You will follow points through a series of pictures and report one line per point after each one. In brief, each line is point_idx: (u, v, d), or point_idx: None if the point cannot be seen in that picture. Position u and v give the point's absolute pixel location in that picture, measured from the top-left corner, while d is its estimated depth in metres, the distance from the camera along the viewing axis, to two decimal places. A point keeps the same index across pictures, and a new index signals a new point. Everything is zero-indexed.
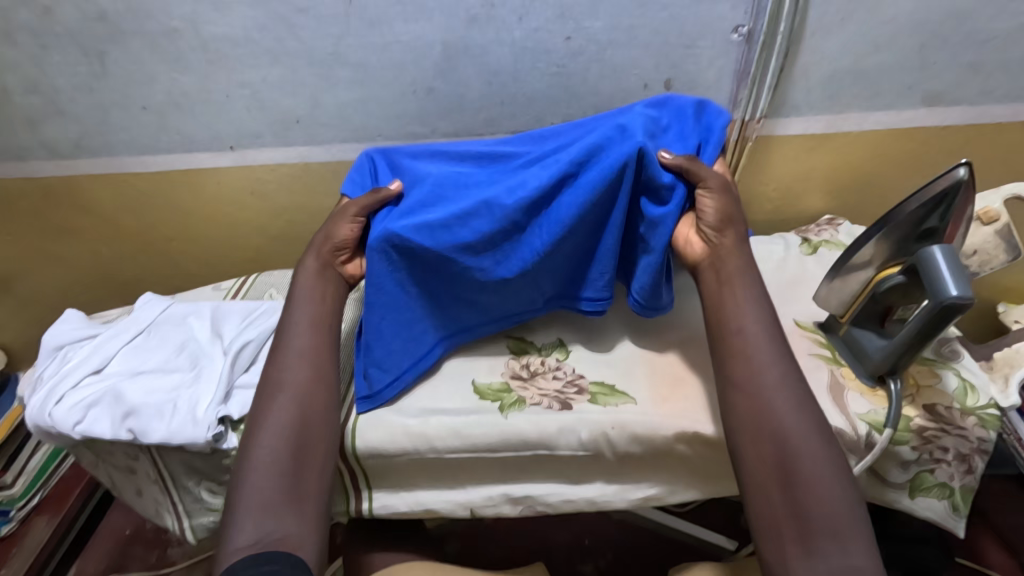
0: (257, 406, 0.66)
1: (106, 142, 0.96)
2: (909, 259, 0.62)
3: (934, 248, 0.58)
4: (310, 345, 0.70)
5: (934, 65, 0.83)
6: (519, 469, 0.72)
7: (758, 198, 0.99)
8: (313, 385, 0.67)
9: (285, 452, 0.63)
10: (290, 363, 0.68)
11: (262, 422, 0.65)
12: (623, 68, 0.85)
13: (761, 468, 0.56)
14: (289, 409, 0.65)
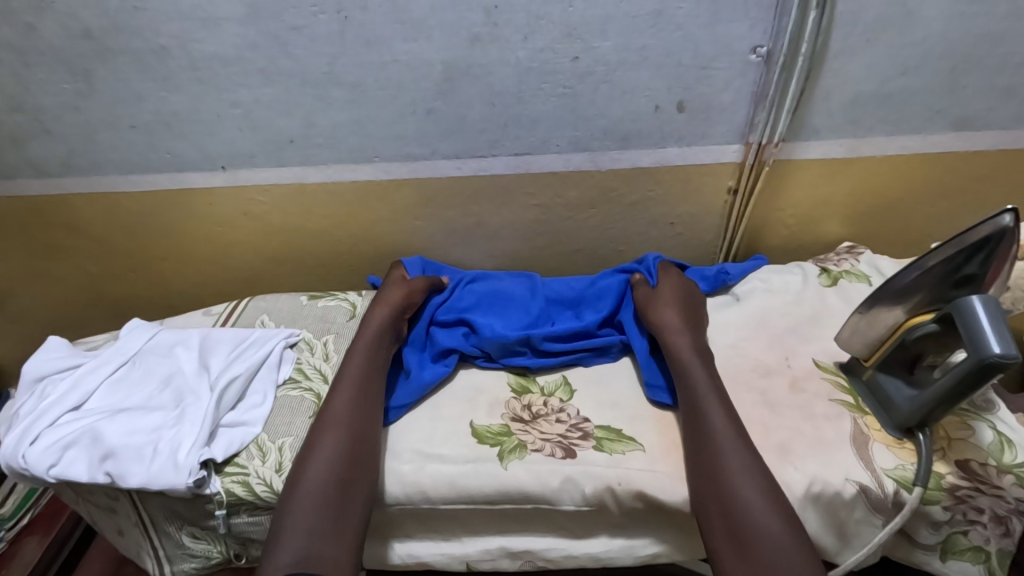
0: (309, 438, 0.65)
1: (93, 161, 0.92)
2: (944, 307, 0.57)
3: (975, 299, 0.53)
4: (357, 384, 0.71)
5: (966, 89, 0.78)
6: (518, 521, 0.67)
7: (774, 224, 0.95)
8: (361, 419, 0.67)
9: (327, 487, 0.61)
10: (339, 397, 0.69)
11: (310, 454, 0.64)
12: (633, 90, 0.80)
13: (721, 518, 0.57)
14: (337, 439, 0.65)
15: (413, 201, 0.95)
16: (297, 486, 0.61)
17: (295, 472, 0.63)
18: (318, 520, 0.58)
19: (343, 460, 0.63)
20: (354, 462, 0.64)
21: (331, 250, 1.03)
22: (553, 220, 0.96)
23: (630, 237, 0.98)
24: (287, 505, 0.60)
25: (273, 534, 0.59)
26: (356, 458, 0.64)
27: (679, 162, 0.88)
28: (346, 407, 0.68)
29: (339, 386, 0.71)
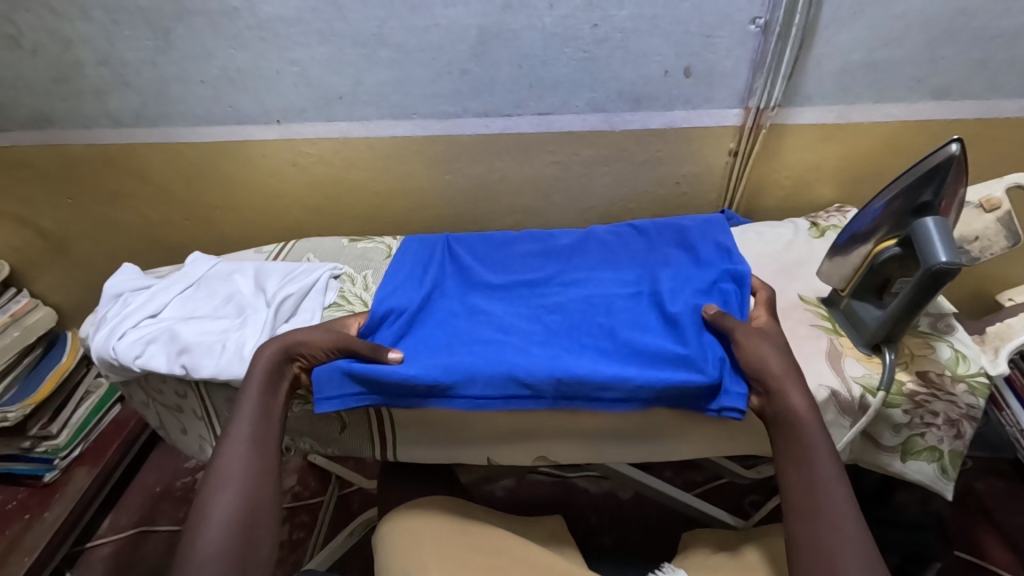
0: (198, 499, 0.63)
1: (164, 113, 1.04)
2: (905, 231, 0.66)
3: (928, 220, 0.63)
4: (248, 439, 0.67)
5: (945, 59, 0.87)
6: (533, 421, 0.77)
7: (771, 185, 1.04)
8: (258, 474, 0.66)
9: (231, 550, 0.60)
10: (225, 460, 0.65)
11: (202, 516, 0.61)
12: (645, 56, 0.90)
13: None
14: (231, 499, 0.63)
15: (444, 156, 1.06)
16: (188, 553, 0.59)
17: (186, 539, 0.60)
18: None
19: (240, 524, 0.61)
20: (254, 525, 0.62)
21: (368, 202, 1.14)
22: (570, 176, 1.06)
23: (638, 196, 1.08)
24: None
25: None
26: (255, 518, 0.63)
27: (685, 124, 0.98)
28: (236, 466, 0.65)
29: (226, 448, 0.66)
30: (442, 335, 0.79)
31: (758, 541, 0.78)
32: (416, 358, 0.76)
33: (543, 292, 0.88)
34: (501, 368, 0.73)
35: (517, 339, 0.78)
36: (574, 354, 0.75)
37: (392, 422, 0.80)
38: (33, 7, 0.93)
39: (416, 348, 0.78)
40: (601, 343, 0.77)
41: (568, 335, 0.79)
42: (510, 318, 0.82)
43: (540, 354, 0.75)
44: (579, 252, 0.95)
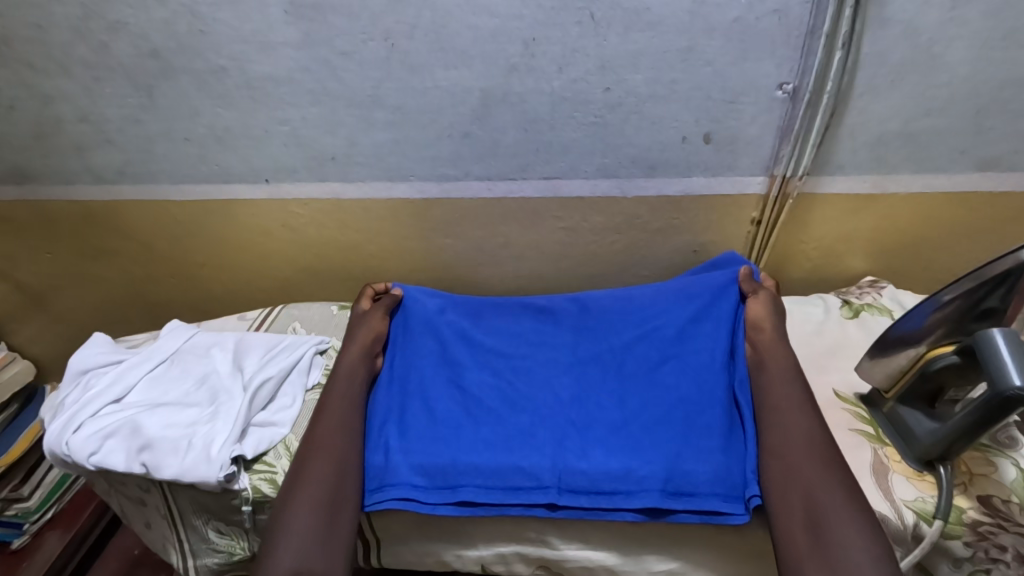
0: (298, 462, 0.69)
1: (147, 171, 0.98)
2: (967, 339, 0.58)
3: (998, 333, 0.54)
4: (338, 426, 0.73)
5: (992, 130, 0.80)
6: (536, 530, 0.68)
7: (796, 255, 0.96)
8: (348, 450, 0.71)
9: (323, 500, 0.66)
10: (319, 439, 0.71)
11: (298, 485, 0.67)
12: (662, 121, 0.84)
13: (789, 518, 0.61)
14: (324, 468, 0.68)
15: (445, 219, 0.99)
16: (285, 516, 0.65)
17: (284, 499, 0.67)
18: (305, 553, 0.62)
19: (326, 498, 0.66)
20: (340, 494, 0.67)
21: (363, 262, 1.06)
22: (578, 242, 0.99)
23: (652, 262, 1.00)
24: (285, 517, 0.65)
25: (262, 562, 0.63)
26: (339, 487, 0.67)
27: (704, 191, 0.90)
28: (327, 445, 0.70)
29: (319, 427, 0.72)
30: (440, 425, 0.73)
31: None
32: (417, 454, 0.70)
33: (548, 359, 0.82)
34: (506, 461, 0.68)
35: (521, 426, 0.73)
36: (584, 455, 0.68)
37: (375, 531, 0.71)
38: (11, 63, 0.88)
39: (416, 442, 0.72)
40: (622, 444, 0.69)
41: (582, 422, 0.72)
42: (517, 401, 0.76)
43: (548, 448, 0.69)
44: (589, 306, 0.87)
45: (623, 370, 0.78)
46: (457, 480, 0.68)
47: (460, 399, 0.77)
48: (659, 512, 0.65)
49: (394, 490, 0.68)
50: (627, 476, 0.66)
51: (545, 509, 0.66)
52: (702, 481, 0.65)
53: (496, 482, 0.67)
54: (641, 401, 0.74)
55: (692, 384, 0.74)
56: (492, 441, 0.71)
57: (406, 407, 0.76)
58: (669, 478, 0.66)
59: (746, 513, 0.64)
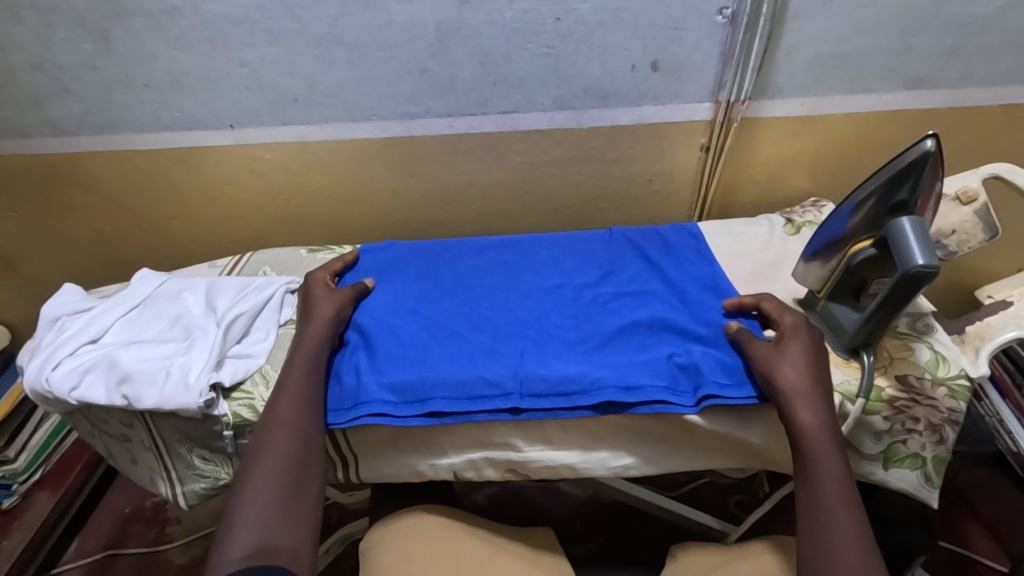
0: (258, 437, 0.68)
1: (109, 120, 0.98)
2: (881, 231, 0.64)
3: (905, 220, 0.61)
4: (300, 383, 0.72)
5: (917, 48, 0.85)
6: (504, 437, 0.73)
7: (744, 181, 1.01)
8: (309, 424, 0.69)
9: (282, 482, 0.65)
10: (284, 390, 0.71)
11: (256, 458, 0.66)
12: (611, 50, 0.87)
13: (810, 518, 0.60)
14: (282, 445, 0.67)
15: (409, 159, 1.01)
16: (237, 501, 0.63)
17: (240, 482, 0.65)
18: (270, 516, 0.62)
19: (292, 461, 0.66)
20: (307, 455, 0.68)
21: (331, 208, 1.08)
22: (539, 177, 1.02)
23: (610, 194, 1.04)
24: (239, 497, 0.64)
25: (223, 529, 0.62)
26: (298, 471, 0.66)
27: (655, 120, 0.94)
28: (290, 400, 0.70)
29: (284, 377, 0.72)
30: (409, 348, 0.77)
31: (740, 563, 0.74)
32: (387, 372, 0.74)
33: (510, 285, 0.86)
34: (474, 374, 0.73)
35: (486, 343, 0.77)
36: (544, 365, 0.73)
37: (351, 447, 0.75)
38: None
39: (386, 362, 0.76)
40: (580, 355, 0.75)
41: (544, 337, 0.77)
42: (482, 322, 0.81)
43: (510, 361, 0.74)
44: (547, 242, 0.94)
45: (581, 293, 0.84)
46: (426, 393, 0.72)
47: (429, 323, 0.81)
48: (618, 405, 0.71)
49: (367, 406, 0.72)
50: (585, 379, 0.71)
51: (508, 411, 0.71)
52: (651, 377, 0.71)
53: (463, 393, 0.72)
54: (599, 321, 0.80)
55: (648, 305, 0.81)
56: (458, 358, 0.75)
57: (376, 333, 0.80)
58: (623, 377, 0.71)
59: (695, 403, 0.69)
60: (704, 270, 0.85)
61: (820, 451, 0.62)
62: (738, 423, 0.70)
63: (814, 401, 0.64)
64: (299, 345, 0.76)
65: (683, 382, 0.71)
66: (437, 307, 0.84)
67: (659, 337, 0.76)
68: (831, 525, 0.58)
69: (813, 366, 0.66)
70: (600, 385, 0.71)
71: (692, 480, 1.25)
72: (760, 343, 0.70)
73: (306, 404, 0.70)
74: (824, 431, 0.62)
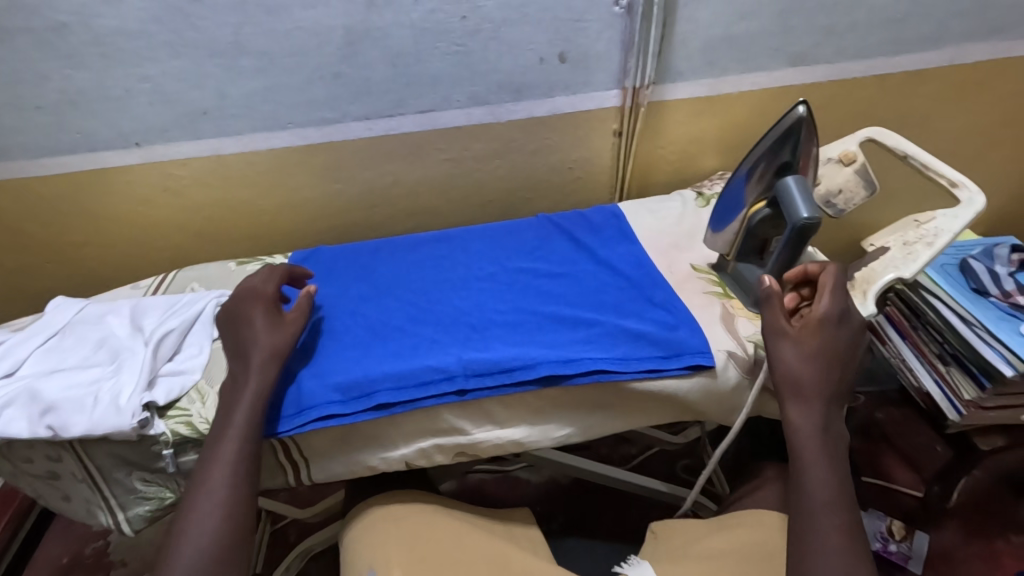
0: (189, 497, 0.66)
1: (3, 147, 0.93)
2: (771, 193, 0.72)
3: (789, 182, 0.68)
4: (240, 441, 0.67)
5: (794, 28, 0.94)
6: (451, 422, 0.75)
7: (658, 161, 1.08)
8: (244, 488, 0.66)
9: (214, 557, 0.63)
10: (220, 447, 0.67)
11: (187, 527, 0.64)
12: (519, 44, 0.91)
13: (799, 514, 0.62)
14: (217, 513, 0.65)
15: (332, 164, 1.01)
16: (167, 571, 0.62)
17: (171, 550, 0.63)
18: None
19: (225, 536, 0.64)
20: (240, 526, 0.65)
21: (258, 220, 1.07)
22: (465, 173, 1.05)
23: (535, 184, 1.08)
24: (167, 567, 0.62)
25: None
26: (232, 542, 0.64)
27: (568, 110, 0.99)
28: (226, 461, 0.66)
29: (221, 432, 0.68)
30: (349, 349, 0.78)
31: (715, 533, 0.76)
32: (329, 372, 0.75)
33: (445, 278, 0.89)
34: (416, 365, 0.75)
35: (426, 335, 0.79)
36: (483, 350, 0.76)
37: (299, 450, 0.75)
38: None
39: (327, 364, 0.76)
40: (518, 336, 0.78)
41: (482, 324, 0.80)
42: (422, 315, 0.83)
43: (451, 350, 0.77)
44: (478, 234, 0.97)
45: (515, 280, 0.88)
46: (369, 388, 0.73)
47: (368, 323, 0.82)
48: (556, 379, 0.74)
49: (311, 408, 0.72)
50: (523, 358, 0.74)
51: (453, 396, 0.74)
52: (586, 351, 0.75)
53: (408, 384, 0.74)
54: (533, 305, 0.83)
55: (577, 287, 0.86)
56: (399, 353, 0.77)
57: (313, 339, 0.80)
58: (559, 354, 0.75)
59: (630, 372, 0.74)
60: (628, 248, 0.91)
61: (810, 451, 0.64)
62: (667, 384, 0.75)
63: (814, 403, 0.66)
64: (246, 376, 0.71)
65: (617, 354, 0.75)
66: (374, 307, 0.85)
67: (591, 317, 0.80)
68: (813, 526, 0.61)
69: (825, 364, 0.67)
70: (536, 362, 0.74)
71: (642, 451, 1.31)
72: (784, 333, 0.68)
73: (241, 464, 0.67)
74: (818, 432, 0.65)
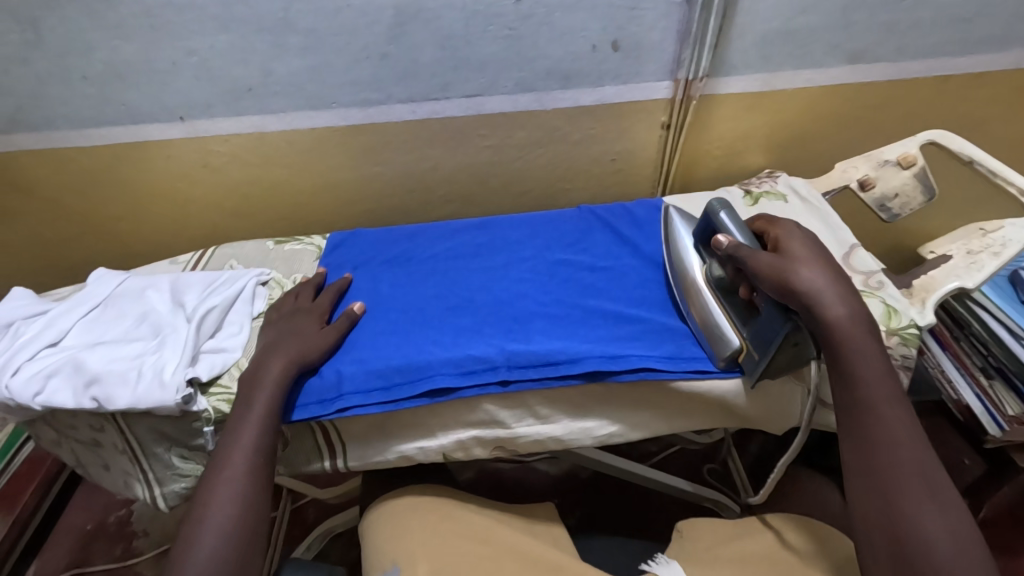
0: (219, 448, 0.66)
1: (46, 116, 0.93)
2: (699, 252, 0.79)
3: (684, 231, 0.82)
4: (268, 400, 0.68)
5: (857, 24, 0.90)
6: (493, 414, 0.75)
7: (703, 156, 1.05)
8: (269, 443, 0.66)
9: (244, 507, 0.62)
10: (246, 413, 0.67)
11: (215, 477, 0.63)
12: (571, 31, 0.89)
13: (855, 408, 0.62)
14: (244, 465, 0.64)
15: (373, 146, 1.00)
16: (198, 518, 0.61)
17: (200, 500, 0.63)
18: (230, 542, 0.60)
19: (248, 494, 0.63)
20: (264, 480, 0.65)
21: (294, 200, 1.06)
22: (505, 160, 1.04)
23: (575, 174, 1.07)
24: (198, 515, 0.61)
25: (180, 548, 0.60)
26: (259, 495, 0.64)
27: (616, 100, 0.97)
28: (250, 440, 0.65)
29: (254, 390, 0.68)
30: (390, 335, 0.77)
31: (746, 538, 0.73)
32: (370, 359, 0.74)
33: (484, 267, 0.87)
34: (459, 355, 0.74)
35: (467, 325, 0.78)
36: (527, 343, 0.75)
37: (339, 434, 0.75)
38: None
39: (367, 351, 0.75)
40: (561, 329, 0.77)
41: (525, 316, 0.79)
42: (463, 303, 0.82)
43: (495, 340, 0.75)
44: (519, 222, 0.95)
45: (557, 271, 0.86)
46: (413, 377, 0.72)
47: (410, 309, 0.81)
48: (602, 375, 0.73)
49: (355, 395, 0.72)
50: (568, 352, 0.73)
51: (497, 387, 0.72)
52: (633, 346, 0.74)
53: (451, 374, 0.72)
54: (577, 298, 0.82)
55: (621, 282, 0.84)
56: (441, 342, 0.76)
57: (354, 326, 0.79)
58: (605, 349, 0.73)
59: (677, 371, 0.73)
60: None
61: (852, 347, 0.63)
62: (715, 386, 0.73)
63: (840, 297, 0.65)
64: (274, 358, 0.71)
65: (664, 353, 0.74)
66: (414, 294, 0.84)
67: (637, 313, 0.79)
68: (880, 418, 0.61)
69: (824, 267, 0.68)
70: (582, 357, 0.73)
71: (664, 449, 1.30)
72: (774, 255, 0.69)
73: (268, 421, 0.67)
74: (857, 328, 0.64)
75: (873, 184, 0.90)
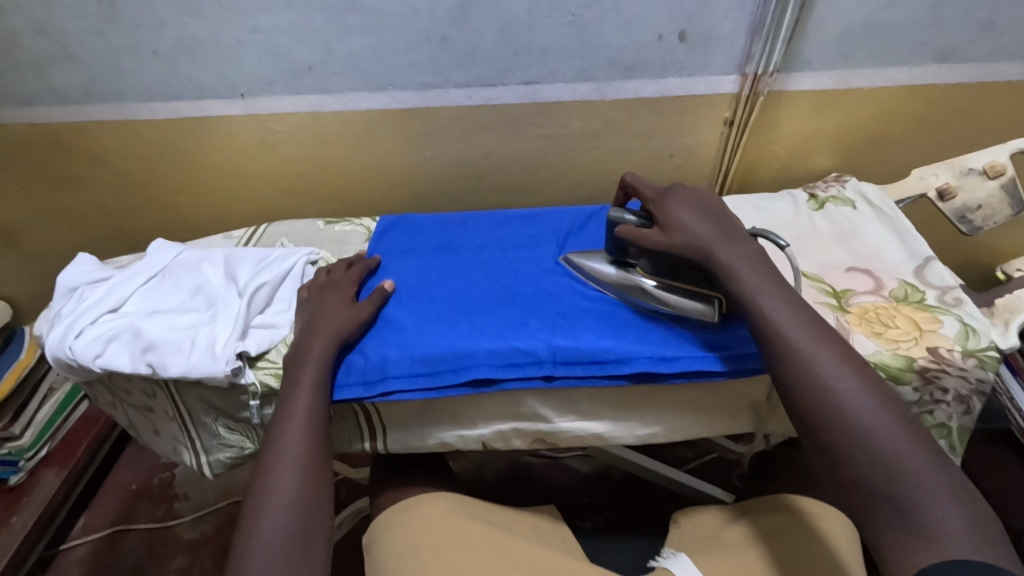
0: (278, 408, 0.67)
1: (117, 89, 0.95)
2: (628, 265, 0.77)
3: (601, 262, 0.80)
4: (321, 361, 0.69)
5: (948, 20, 0.84)
6: (534, 408, 0.74)
7: (766, 156, 1.00)
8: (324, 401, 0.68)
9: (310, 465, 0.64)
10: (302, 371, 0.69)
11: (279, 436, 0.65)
12: (637, 20, 0.86)
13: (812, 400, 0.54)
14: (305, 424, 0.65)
15: (426, 131, 0.99)
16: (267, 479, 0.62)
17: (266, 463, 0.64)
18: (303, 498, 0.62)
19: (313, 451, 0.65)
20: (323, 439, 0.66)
21: (346, 181, 1.07)
22: (558, 150, 1.01)
23: (630, 168, 1.03)
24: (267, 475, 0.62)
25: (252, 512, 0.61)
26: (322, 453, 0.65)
27: (679, 93, 0.93)
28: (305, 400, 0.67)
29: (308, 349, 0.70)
30: (435, 322, 0.77)
31: (760, 513, 0.71)
32: (410, 345, 0.74)
33: (531, 259, 0.86)
34: (503, 347, 0.72)
35: (513, 317, 0.76)
36: (575, 339, 0.73)
37: (381, 417, 0.75)
38: None
39: (409, 336, 0.75)
40: (611, 326, 0.75)
41: (574, 311, 0.77)
42: (509, 293, 0.80)
43: (540, 334, 0.73)
44: (570, 214, 0.93)
45: None
46: (456, 367, 0.72)
47: (455, 297, 0.81)
48: (650, 377, 0.71)
49: (399, 381, 0.71)
50: (616, 351, 0.71)
51: (541, 381, 0.71)
52: (685, 348, 0.71)
53: (494, 367, 0.71)
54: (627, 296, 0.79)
55: None
56: (484, 332, 0.74)
57: (398, 309, 0.79)
58: (655, 349, 0.71)
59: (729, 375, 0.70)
60: None
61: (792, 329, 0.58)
62: None
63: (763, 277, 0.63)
64: (319, 334, 0.72)
65: (719, 356, 0.70)
66: (459, 282, 0.83)
67: None
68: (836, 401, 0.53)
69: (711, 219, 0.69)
70: (630, 357, 0.70)
71: (700, 455, 1.26)
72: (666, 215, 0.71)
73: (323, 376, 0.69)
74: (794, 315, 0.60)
75: (954, 194, 0.84)
